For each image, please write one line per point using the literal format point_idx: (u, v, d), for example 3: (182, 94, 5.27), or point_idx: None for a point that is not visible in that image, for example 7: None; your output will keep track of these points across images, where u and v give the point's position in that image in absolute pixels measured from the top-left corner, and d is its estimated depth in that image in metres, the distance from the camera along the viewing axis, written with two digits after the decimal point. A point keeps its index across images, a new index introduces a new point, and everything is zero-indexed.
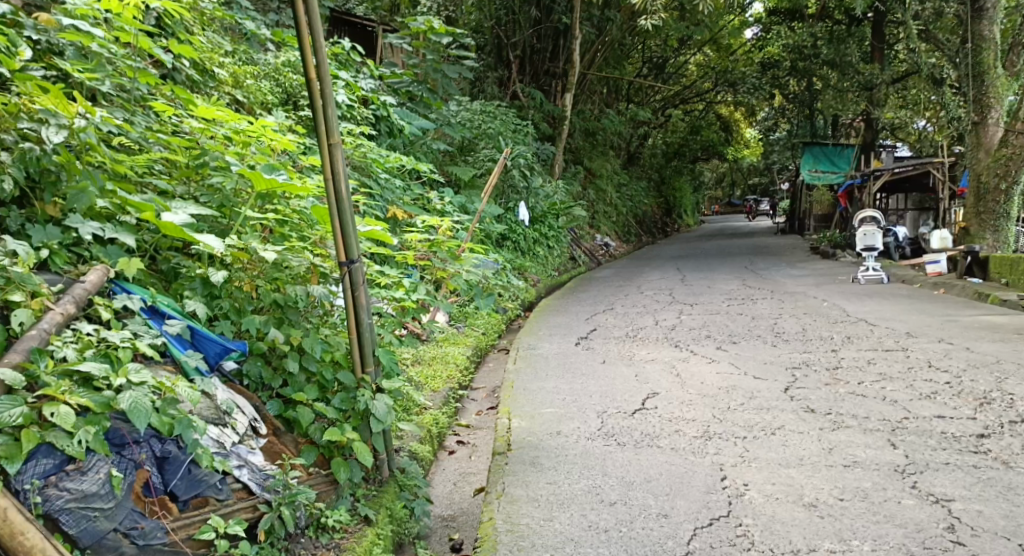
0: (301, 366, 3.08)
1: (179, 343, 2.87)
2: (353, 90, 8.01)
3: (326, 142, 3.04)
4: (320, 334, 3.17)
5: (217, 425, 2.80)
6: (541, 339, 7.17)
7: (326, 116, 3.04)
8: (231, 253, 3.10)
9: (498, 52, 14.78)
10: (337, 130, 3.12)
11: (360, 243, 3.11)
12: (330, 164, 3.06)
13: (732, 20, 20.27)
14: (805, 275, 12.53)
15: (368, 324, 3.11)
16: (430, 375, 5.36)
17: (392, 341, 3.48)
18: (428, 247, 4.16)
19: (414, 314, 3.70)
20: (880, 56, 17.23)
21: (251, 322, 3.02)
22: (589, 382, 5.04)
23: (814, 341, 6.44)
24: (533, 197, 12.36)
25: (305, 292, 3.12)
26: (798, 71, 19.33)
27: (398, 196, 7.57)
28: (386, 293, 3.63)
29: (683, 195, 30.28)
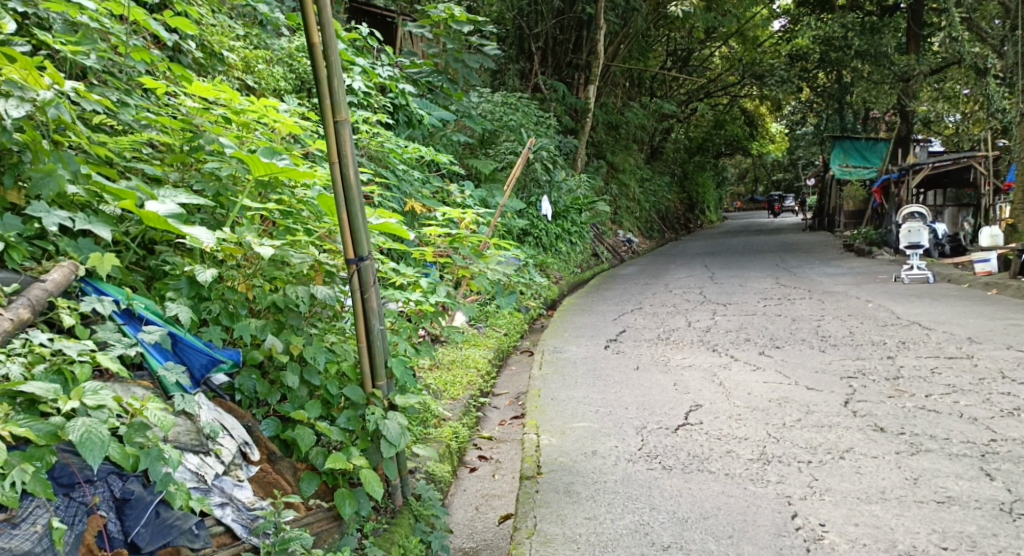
0: (303, 380, 2.70)
1: (158, 353, 2.49)
2: (370, 78, 7.60)
3: (332, 120, 2.60)
4: (324, 342, 2.77)
5: (198, 454, 2.43)
6: (568, 341, 6.73)
7: (331, 89, 2.60)
8: (222, 248, 2.68)
9: (520, 43, 14.36)
10: (347, 106, 2.68)
11: (371, 237, 2.69)
12: (335, 145, 2.61)
13: (761, 12, 19.76)
14: (841, 274, 12.03)
15: (380, 331, 2.70)
16: (449, 381, 4.96)
17: (410, 351, 3.06)
18: (450, 242, 3.74)
19: (433, 320, 3.29)
20: (916, 46, 16.69)
21: (245, 328, 2.63)
22: (624, 391, 4.61)
23: (865, 348, 5.99)
24: (556, 191, 11.92)
25: (307, 293, 2.71)
26: (828, 64, 18.75)
27: (417, 188, 7.19)
28: (401, 294, 3.21)
29: (706, 191, 29.69)
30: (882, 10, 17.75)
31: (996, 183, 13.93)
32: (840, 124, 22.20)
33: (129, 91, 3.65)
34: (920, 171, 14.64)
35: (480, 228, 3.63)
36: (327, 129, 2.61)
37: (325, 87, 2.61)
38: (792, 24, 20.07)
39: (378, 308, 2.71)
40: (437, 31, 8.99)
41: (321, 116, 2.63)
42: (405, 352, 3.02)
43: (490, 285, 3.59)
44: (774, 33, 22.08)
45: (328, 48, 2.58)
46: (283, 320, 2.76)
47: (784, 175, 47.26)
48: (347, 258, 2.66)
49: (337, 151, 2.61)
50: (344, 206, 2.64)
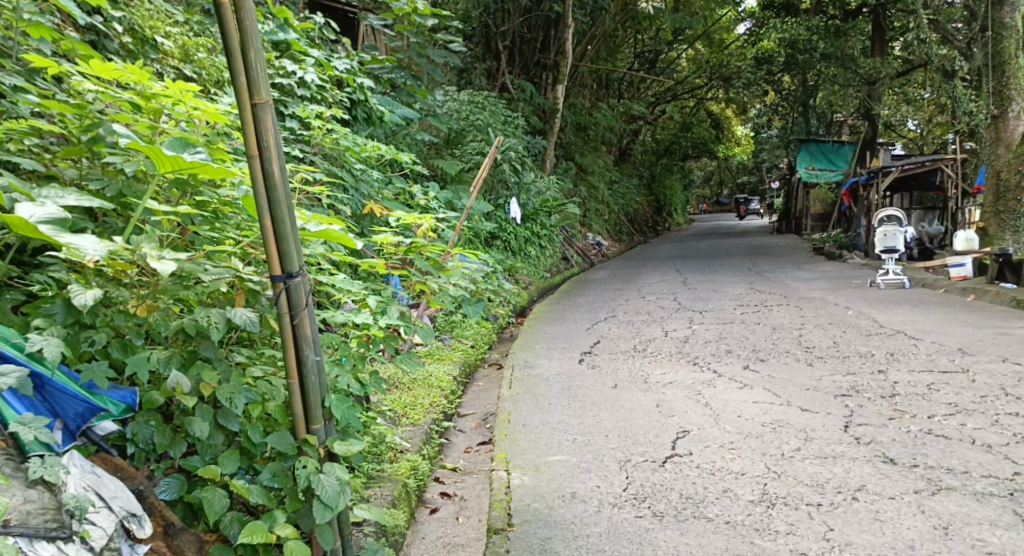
0: (217, 425, 2.38)
1: (16, 401, 2.24)
2: (325, 70, 7.09)
3: (247, 101, 2.18)
4: (244, 378, 2.41)
5: (55, 537, 2.13)
6: (540, 354, 6.28)
7: (247, 62, 2.18)
8: (112, 263, 2.26)
9: (486, 42, 13.90)
10: (268, 89, 2.25)
11: (301, 248, 2.26)
12: (252, 131, 2.19)
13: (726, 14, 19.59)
14: (816, 278, 11.75)
15: (313, 362, 2.27)
16: (409, 403, 4.49)
17: (353, 386, 2.59)
18: (405, 252, 3.24)
19: (383, 345, 2.82)
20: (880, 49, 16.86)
21: (142, 364, 2.28)
22: (603, 414, 4.17)
23: (852, 360, 5.62)
24: (525, 193, 11.45)
25: (223, 317, 2.34)
26: (795, 68, 18.59)
27: (377, 189, 6.68)
28: (344, 316, 2.75)
29: (674, 193, 29.47)
30: (845, 14, 17.49)
31: (964, 186, 13.70)
32: (807, 127, 22.07)
33: (26, 73, 3.14)
34: (889, 174, 14.34)
35: (444, 237, 3.13)
36: (242, 113, 2.19)
37: (238, 64, 2.20)
38: (757, 26, 19.89)
39: (310, 332, 2.27)
40: (398, 24, 8.46)
41: (236, 96, 2.21)
42: (348, 387, 2.56)
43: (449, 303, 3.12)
44: (739, 35, 21.90)
45: (243, 16, 2.18)
46: (194, 351, 2.41)
47: (749, 178, 47.41)
48: (271, 274, 2.23)
49: (254, 141, 2.20)
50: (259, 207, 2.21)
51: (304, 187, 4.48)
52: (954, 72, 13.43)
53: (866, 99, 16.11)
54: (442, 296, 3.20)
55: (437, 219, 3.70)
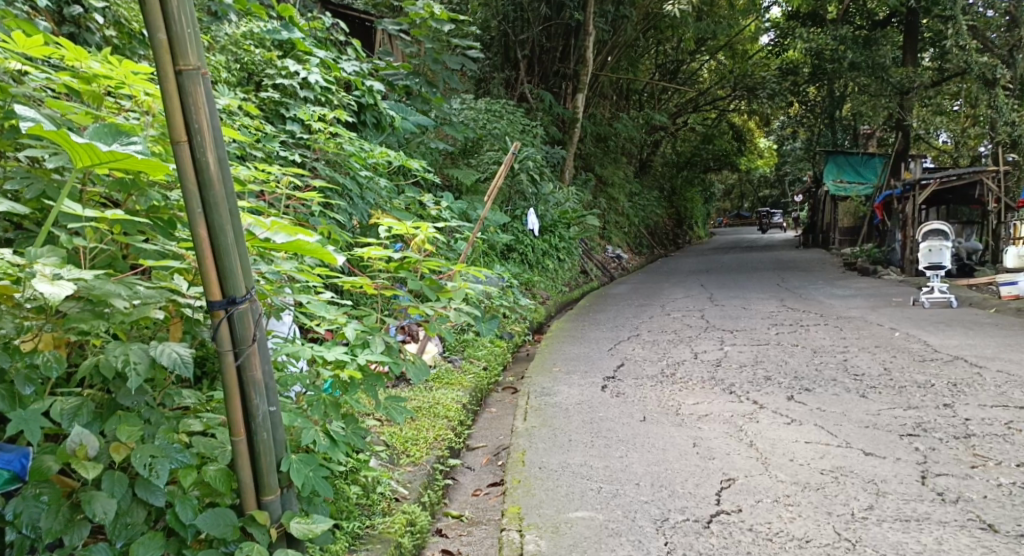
0: (132, 493, 2.43)
1: None
2: (330, 70, 6.54)
3: (170, 66, 2.28)
4: (175, 437, 2.50)
5: None
6: (558, 379, 5.68)
7: (168, 22, 2.28)
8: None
9: (504, 50, 13.43)
10: (195, 50, 2.34)
11: (236, 240, 2.38)
12: (175, 97, 2.30)
13: (748, 24, 19.11)
14: (852, 295, 11.16)
15: (256, 405, 2.43)
16: (412, 438, 3.98)
17: (322, 443, 2.65)
18: (396, 269, 3.11)
19: (369, 385, 2.81)
20: (912, 59, 16.26)
21: (36, 421, 2.33)
22: (632, 455, 3.63)
23: (911, 392, 5.07)
24: (543, 204, 10.94)
25: (146, 354, 2.40)
26: (820, 77, 18.07)
27: (385, 198, 6.15)
28: (317, 351, 2.68)
29: (695, 207, 28.81)
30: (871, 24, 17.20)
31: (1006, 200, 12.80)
32: (833, 139, 21.50)
33: None
34: (926, 187, 13.48)
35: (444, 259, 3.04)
36: (166, 76, 2.29)
37: (161, 22, 2.29)
38: (781, 37, 19.33)
39: (262, 375, 2.45)
40: (414, 27, 7.98)
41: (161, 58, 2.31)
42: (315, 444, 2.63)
43: (447, 338, 3.02)
44: (763, 46, 21.36)
45: None
46: (114, 403, 2.48)
47: (771, 191, 46.72)
48: (212, 301, 2.36)
49: (180, 115, 2.31)
50: (190, 196, 2.33)
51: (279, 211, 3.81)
52: (993, 82, 12.85)
53: (897, 109, 15.51)
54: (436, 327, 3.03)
55: (436, 230, 3.38)
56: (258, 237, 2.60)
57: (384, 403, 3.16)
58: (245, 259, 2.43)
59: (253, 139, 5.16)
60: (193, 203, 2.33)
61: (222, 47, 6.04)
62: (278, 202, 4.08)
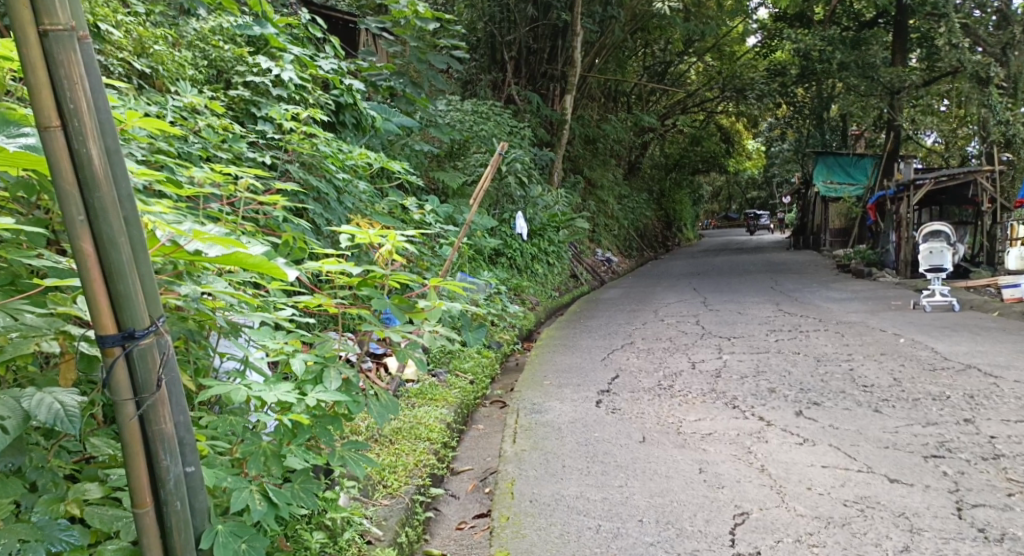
0: None
1: None
2: (304, 66, 6.13)
3: (33, 29, 2.01)
4: (59, 509, 2.33)
5: None
6: (550, 394, 5.30)
7: None
8: None
9: (491, 51, 13.06)
10: (65, 10, 2.06)
11: (128, 247, 2.12)
12: (42, 67, 2.03)
13: (734, 26, 18.96)
14: (848, 298, 10.87)
15: (166, 467, 2.22)
16: (389, 465, 3.67)
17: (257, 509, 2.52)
18: (358, 286, 3.02)
19: (325, 416, 2.77)
20: (901, 58, 16.01)
21: None
22: (633, 482, 3.31)
23: (927, 405, 4.73)
24: (532, 207, 10.58)
25: (20, 405, 2.20)
26: (809, 78, 17.84)
27: (365, 203, 5.78)
28: (273, 388, 2.62)
29: (683, 209, 28.52)
30: (860, 25, 17.10)
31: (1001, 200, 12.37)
32: (822, 140, 21.27)
33: None
34: (921, 186, 13.17)
35: (412, 278, 2.96)
36: (28, 43, 2.01)
37: None
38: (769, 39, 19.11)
39: (173, 431, 2.23)
40: (397, 26, 7.60)
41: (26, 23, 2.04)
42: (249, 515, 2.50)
43: (416, 366, 2.97)
44: (750, 48, 21.13)
45: None
46: None
47: (758, 193, 46.85)
48: (103, 334, 2.12)
49: (52, 98, 2.05)
50: (68, 199, 2.07)
51: (232, 219, 3.40)
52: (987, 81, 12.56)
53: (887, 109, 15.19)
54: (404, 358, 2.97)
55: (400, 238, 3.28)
56: (189, 251, 2.40)
57: (340, 449, 2.88)
58: (147, 281, 2.18)
59: (219, 140, 4.78)
60: (73, 206, 2.07)
61: (188, 42, 5.66)
62: (237, 208, 3.69)
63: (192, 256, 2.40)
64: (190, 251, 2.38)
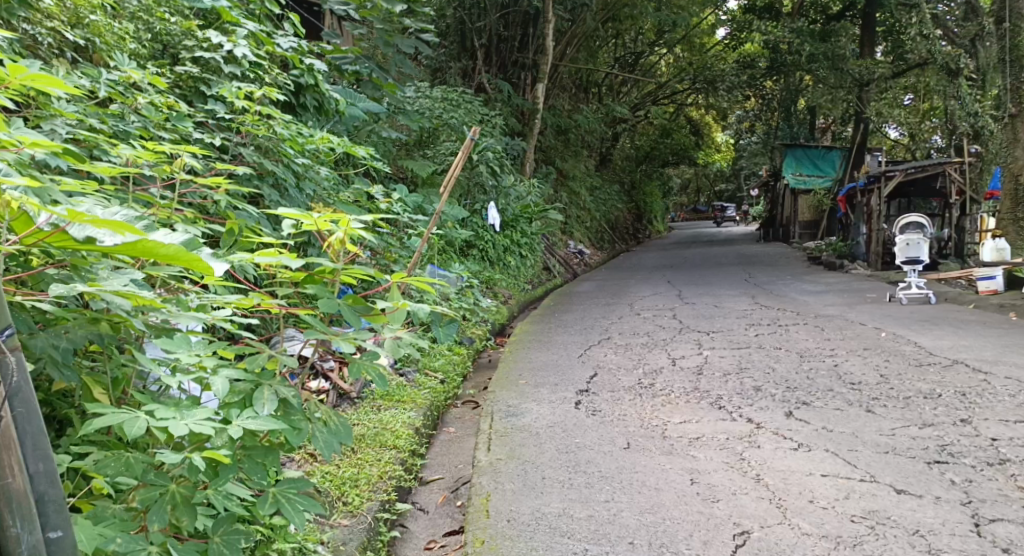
0: None
1: None
2: (260, 43, 5.76)
3: None
4: None
5: None
6: (525, 394, 5.02)
7: None
8: None
9: (460, 38, 12.58)
10: None
11: None
12: None
13: (704, 17, 18.80)
14: (824, 291, 10.72)
15: (16, 536, 2.13)
16: (351, 480, 3.43)
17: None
18: (303, 281, 2.79)
19: (255, 456, 2.57)
20: (870, 50, 15.97)
21: None
22: (622, 497, 3.09)
23: (920, 404, 4.48)
24: (504, 198, 10.28)
25: None
26: (777, 70, 17.72)
27: (326, 189, 5.44)
28: (191, 420, 2.43)
29: (655, 201, 28.34)
30: (828, 17, 17.04)
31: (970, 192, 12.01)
32: (791, 132, 21.17)
33: None
34: (892, 177, 12.91)
35: (368, 277, 2.74)
36: None
37: None
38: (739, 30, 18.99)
39: (23, 486, 2.15)
40: (363, 8, 7.20)
41: None
42: None
43: (372, 379, 2.77)
44: (720, 39, 20.99)
45: None
46: None
47: (728, 185, 47.04)
48: None
49: None
50: None
51: (167, 204, 3.23)
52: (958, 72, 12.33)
53: (856, 101, 15.16)
54: (358, 369, 2.76)
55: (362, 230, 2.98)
56: (78, 238, 2.20)
57: (276, 490, 2.68)
58: None
59: (160, 118, 4.47)
60: None
61: (131, 14, 5.28)
62: (174, 192, 3.46)
63: (82, 243, 2.20)
64: (79, 238, 2.18)
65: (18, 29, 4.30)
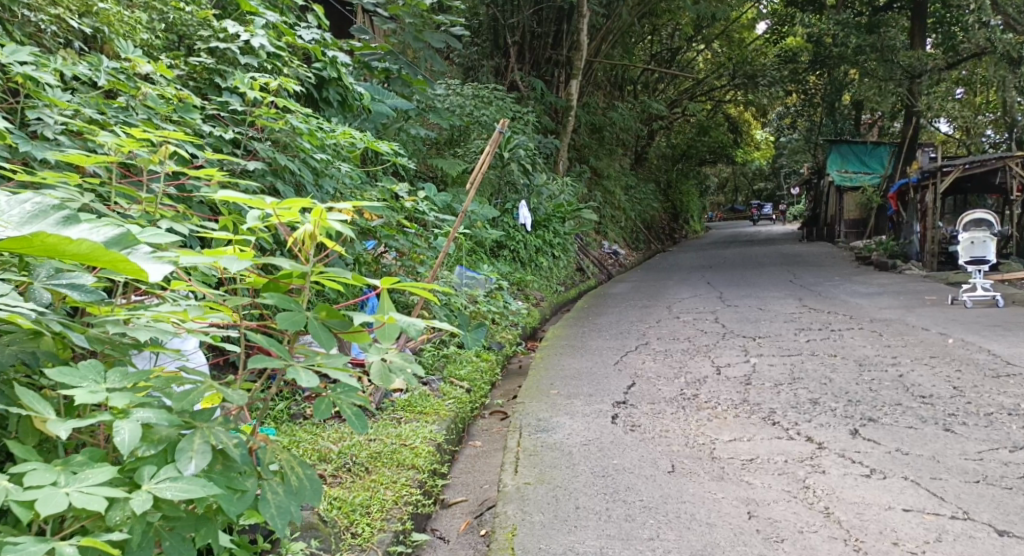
0: None
1: None
2: (279, 34, 5.38)
3: None
4: None
5: None
6: (557, 406, 4.60)
7: None
8: None
9: (493, 35, 12.22)
10: None
11: None
12: None
13: (743, 12, 18.17)
14: (876, 293, 10.15)
15: None
16: (360, 505, 3.05)
17: None
18: (263, 286, 2.35)
19: (173, 531, 2.16)
20: (919, 44, 15.24)
21: None
22: (669, 534, 2.70)
23: (1005, 424, 4.02)
24: (536, 197, 9.87)
25: None
26: (819, 63, 17.04)
27: (347, 185, 5.04)
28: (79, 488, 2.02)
29: (690, 201, 27.74)
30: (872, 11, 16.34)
31: None
32: (835, 129, 20.48)
33: None
34: (948, 173, 12.18)
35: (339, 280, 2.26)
36: None
37: None
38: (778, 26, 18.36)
39: None
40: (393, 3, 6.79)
41: None
42: None
43: (349, 417, 2.38)
44: (760, 35, 20.33)
45: None
46: None
47: (766, 184, 46.20)
48: None
49: None
50: None
51: (153, 198, 2.80)
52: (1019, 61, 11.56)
53: (906, 94, 14.31)
54: (329, 404, 2.37)
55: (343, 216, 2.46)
56: None
57: None
58: None
59: (167, 110, 3.92)
60: None
61: (143, 3, 4.80)
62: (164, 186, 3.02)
63: None
64: None
65: (18, 15, 3.90)
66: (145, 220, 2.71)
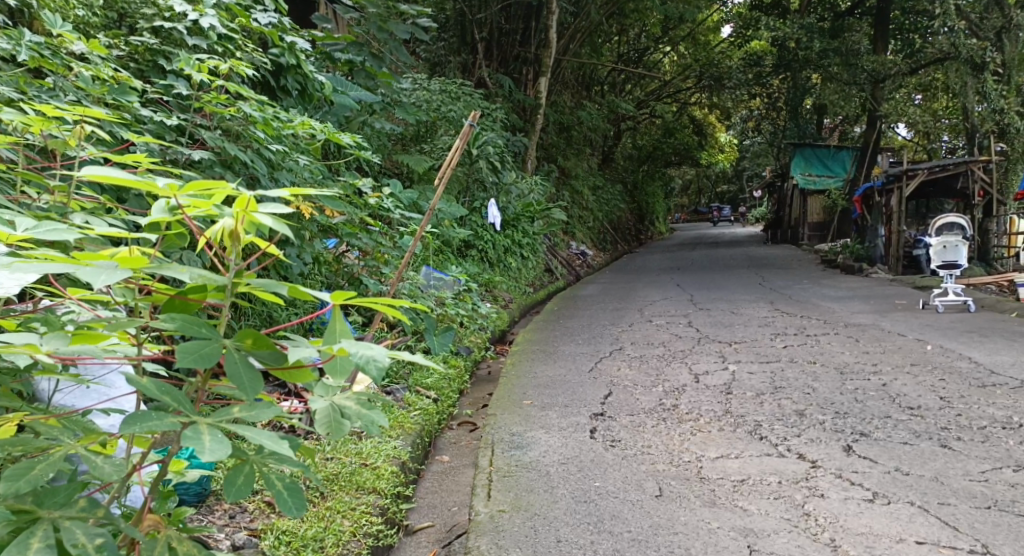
0: None
1: None
2: (232, 16, 4.99)
3: None
4: None
5: None
6: (530, 418, 4.30)
7: None
8: None
9: (460, 31, 11.85)
10: None
11: None
12: None
13: (709, 14, 18.05)
14: (848, 296, 10.01)
15: None
16: (313, 538, 2.72)
17: None
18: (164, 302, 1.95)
19: None
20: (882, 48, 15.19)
21: None
22: None
23: (1003, 439, 3.80)
24: (504, 195, 9.58)
25: None
26: (783, 67, 16.96)
27: (306, 179, 4.69)
28: None
29: (657, 202, 27.70)
30: (837, 15, 16.30)
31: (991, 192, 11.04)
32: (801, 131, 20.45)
33: None
34: (914, 177, 12.10)
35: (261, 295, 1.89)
36: None
37: None
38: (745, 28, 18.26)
39: None
40: None
41: None
42: None
43: (278, 498, 1.90)
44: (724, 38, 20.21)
45: None
46: None
47: (731, 187, 46.45)
48: None
49: None
50: None
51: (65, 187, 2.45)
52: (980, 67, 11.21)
53: (869, 98, 14.29)
54: (253, 475, 1.90)
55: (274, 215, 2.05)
56: None
57: None
58: None
59: (100, 92, 3.53)
60: None
61: None
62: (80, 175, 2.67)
63: None
64: None
65: None
66: (54, 211, 2.36)
